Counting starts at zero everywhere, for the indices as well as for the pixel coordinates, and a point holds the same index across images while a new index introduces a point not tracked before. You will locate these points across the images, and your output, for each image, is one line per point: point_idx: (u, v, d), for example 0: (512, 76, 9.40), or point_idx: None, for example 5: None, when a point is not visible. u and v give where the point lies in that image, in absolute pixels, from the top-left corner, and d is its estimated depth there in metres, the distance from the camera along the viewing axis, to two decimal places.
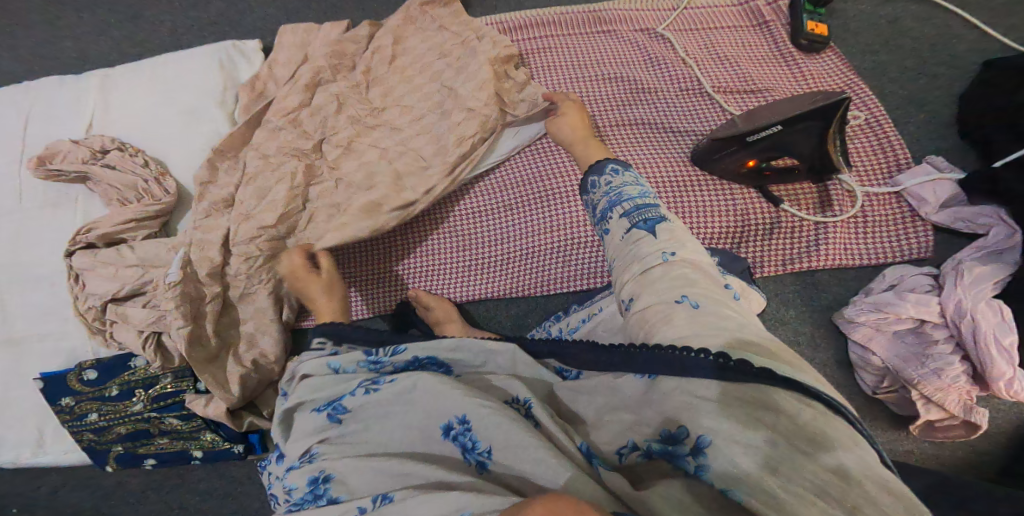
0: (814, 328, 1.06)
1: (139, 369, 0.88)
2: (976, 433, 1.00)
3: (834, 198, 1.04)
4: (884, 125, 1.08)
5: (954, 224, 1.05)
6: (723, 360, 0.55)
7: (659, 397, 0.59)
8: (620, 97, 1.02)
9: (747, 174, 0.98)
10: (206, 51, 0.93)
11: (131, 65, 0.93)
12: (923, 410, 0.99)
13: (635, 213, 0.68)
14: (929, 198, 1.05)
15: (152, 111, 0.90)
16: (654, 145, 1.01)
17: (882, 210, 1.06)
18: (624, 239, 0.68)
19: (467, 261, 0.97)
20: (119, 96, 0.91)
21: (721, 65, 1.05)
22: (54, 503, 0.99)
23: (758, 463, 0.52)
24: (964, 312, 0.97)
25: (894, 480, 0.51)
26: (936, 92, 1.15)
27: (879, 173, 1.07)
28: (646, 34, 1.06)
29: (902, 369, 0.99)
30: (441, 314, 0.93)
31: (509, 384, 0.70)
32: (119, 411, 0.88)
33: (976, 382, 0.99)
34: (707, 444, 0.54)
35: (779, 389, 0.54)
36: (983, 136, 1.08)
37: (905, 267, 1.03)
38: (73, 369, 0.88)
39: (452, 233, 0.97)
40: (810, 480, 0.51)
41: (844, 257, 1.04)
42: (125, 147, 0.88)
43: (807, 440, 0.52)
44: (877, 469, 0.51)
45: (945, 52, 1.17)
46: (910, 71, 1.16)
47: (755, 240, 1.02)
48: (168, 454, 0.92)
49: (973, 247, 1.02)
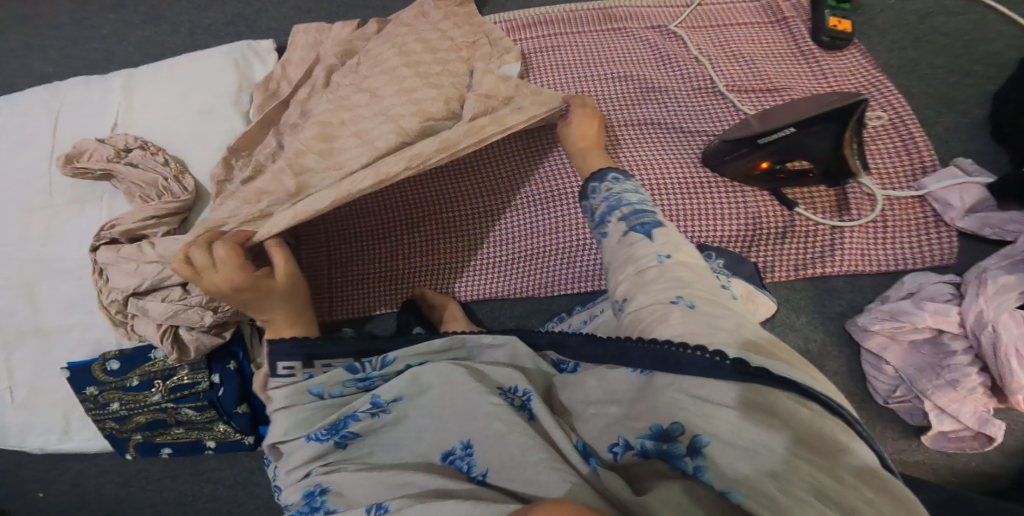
0: (825, 335, 1.04)
1: (158, 361, 0.91)
2: (992, 445, 0.96)
3: (852, 202, 1.01)
4: (908, 124, 1.05)
5: (981, 231, 1.01)
6: (719, 357, 0.55)
7: (651, 394, 0.60)
8: (630, 97, 1.01)
9: (760, 176, 0.95)
10: (222, 53, 0.96)
11: (152, 67, 0.96)
12: (936, 421, 0.96)
13: (631, 217, 0.71)
14: (954, 202, 1.00)
15: (170, 110, 0.93)
16: (664, 146, 1.00)
17: (905, 215, 1.02)
18: (620, 240, 0.71)
19: (473, 260, 0.98)
20: (140, 96, 0.94)
21: (736, 63, 1.03)
22: (79, 486, 1.05)
23: (759, 468, 0.53)
24: (985, 322, 0.93)
25: (893, 481, 0.51)
26: (969, 90, 1.10)
27: (902, 176, 1.03)
28: (659, 32, 1.05)
29: (916, 380, 0.97)
30: (444, 312, 0.94)
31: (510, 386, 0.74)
32: (139, 401, 0.92)
33: (994, 394, 0.96)
34: (705, 445, 0.55)
35: (777, 390, 0.55)
36: (1017, 139, 1.03)
37: (925, 274, 0.99)
38: (98, 360, 0.92)
39: (459, 233, 0.99)
40: (809, 482, 0.51)
41: (862, 263, 1.01)
42: (147, 146, 0.90)
43: (810, 442, 0.53)
44: (876, 470, 0.51)
45: (980, 49, 1.12)
46: (941, 69, 1.11)
47: (767, 243, 1.00)
48: (185, 442, 0.98)
49: (1000, 254, 0.98)
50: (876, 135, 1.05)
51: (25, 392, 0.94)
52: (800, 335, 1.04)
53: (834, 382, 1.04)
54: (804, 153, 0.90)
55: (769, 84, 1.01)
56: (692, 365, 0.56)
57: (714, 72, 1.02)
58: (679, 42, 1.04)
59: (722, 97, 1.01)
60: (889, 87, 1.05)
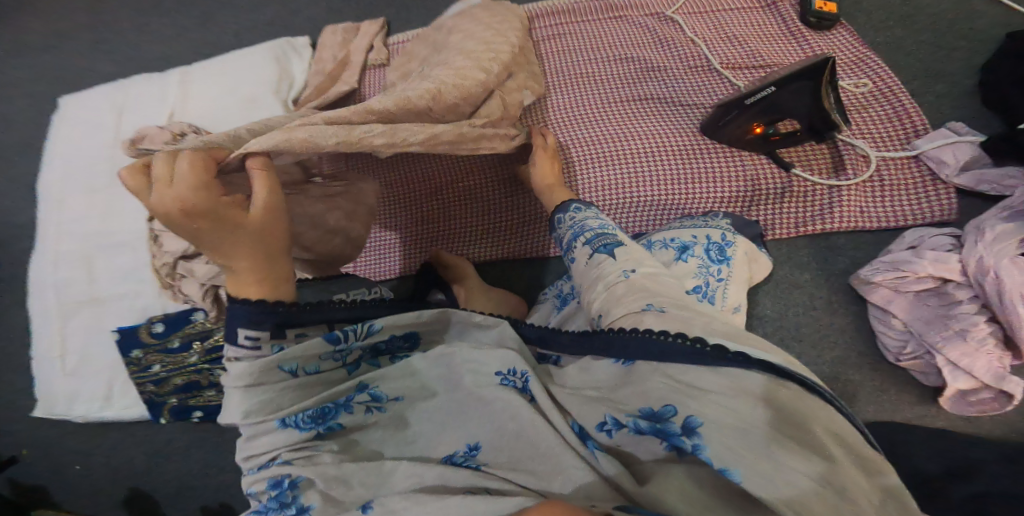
0: (831, 293, 1.08)
1: (199, 322, 1.00)
2: (1012, 403, 0.96)
3: (847, 162, 1.08)
4: (895, 90, 1.11)
5: (978, 187, 1.05)
6: (701, 345, 0.62)
7: (635, 381, 0.65)
8: (632, 75, 1.10)
9: (754, 140, 1.04)
10: (266, 49, 1.07)
11: (205, 64, 1.08)
12: (950, 376, 0.96)
13: (595, 241, 0.80)
14: (948, 161, 1.06)
15: (219, 100, 1.04)
16: (667, 118, 1.07)
17: (900, 174, 1.07)
18: (587, 262, 0.79)
19: (491, 225, 1.08)
20: (195, 89, 1.06)
21: (730, 43, 1.11)
22: (111, 460, 1.08)
23: (759, 449, 0.57)
24: (986, 269, 0.96)
25: (865, 446, 0.58)
26: (956, 63, 1.17)
27: (896, 138, 1.09)
28: (657, 19, 1.14)
29: (924, 331, 0.99)
30: (460, 273, 1.03)
31: (501, 356, 0.74)
32: (178, 363, 1.00)
33: (1009, 348, 0.96)
34: (696, 425, 0.60)
35: (754, 371, 0.60)
36: (1004, 103, 1.09)
37: (924, 229, 1.04)
38: (144, 322, 1.02)
39: (476, 201, 1.07)
40: (803, 463, 0.56)
41: (859, 219, 1.07)
42: (199, 130, 0.99)
43: (793, 421, 0.58)
44: (851, 438, 0.58)
45: (964, 26, 1.19)
46: (928, 45, 1.18)
47: (766, 203, 1.07)
48: (216, 406, 1.02)
49: (1001, 207, 1.01)
50: (868, 102, 1.12)
51: (78, 359, 1.03)
52: (805, 293, 1.09)
53: (843, 338, 1.06)
54: (788, 111, 1.01)
55: (758, 60, 1.09)
56: (678, 355, 0.62)
57: (710, 50, 1.10)
58: (676, 26, 1.13)
59: (716, 74, 1.09)
60: (876, 59, 1.12)
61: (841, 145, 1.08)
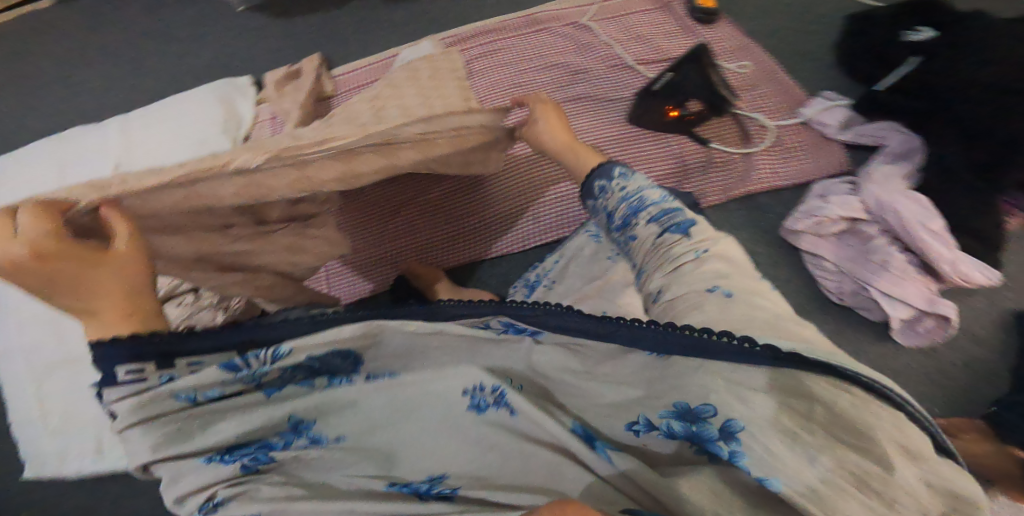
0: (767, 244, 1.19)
1: None
2: (951, 326, 1.05)
3: (752, 133, 1.24)
4: (775, 69, 1.30)
5: (859, 141, 1.22)
6: (750, 344, 0.54)
7: (674, 374, 0.59)
8: (561, 79, 1.21)
9: (671, 123, 1.17)
10: (208, 90, 1.09)
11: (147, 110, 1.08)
12: (887, 306, 1.06)
13: (664, 219, 0.72)
14: (829, 122, 1.24)
15: (167, 142, 1.04)
16: (596, 112, 1.18)
17: (796, 137, 1.24)
18: (652, 242, 0.71)
19: (453, 230, 1.11)
20: (139, 134, 1.05)
21: (637, 42, 1.25)
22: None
23: (792, 444, 0.51)
24: (884, 204, 1.08)
25: (942, 465, 0.50)
26: (817, 43, 1.37)
27: (785, 109, 1.26)
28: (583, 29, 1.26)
29: (851, 267, 1.09)
30: (429, 277, 1.05)
31: (470, 372, 0.70)
32: None
33: (931, 274, 1.07)
34: (739, 429, 0.54)
35: (814, 374, 0.52)
36: (858, 69, 1.29)
37: (828, 181, 1.18)
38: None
39: (435, 210, 1.11)
40: (853, 461, 0.50)
41: (774, 179, 1.21)
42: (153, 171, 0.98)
43: (847, 428, 0.51)
44: (925, 456, 0.50)
45: (815, 14, 1.41)
46: (790, 31, 1.39)
47: (696, 176, 1.19)
48: None
49: (882, 155, 1.16)
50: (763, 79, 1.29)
51: (59, 419, 1.03)
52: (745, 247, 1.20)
53: (784, 283, 1.17)
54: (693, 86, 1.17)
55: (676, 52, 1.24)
56: (728, 355, 0.54)
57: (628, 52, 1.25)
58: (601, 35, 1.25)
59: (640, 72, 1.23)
60: (755, 47, 1.31)
61: (743, 119, 1.24)
